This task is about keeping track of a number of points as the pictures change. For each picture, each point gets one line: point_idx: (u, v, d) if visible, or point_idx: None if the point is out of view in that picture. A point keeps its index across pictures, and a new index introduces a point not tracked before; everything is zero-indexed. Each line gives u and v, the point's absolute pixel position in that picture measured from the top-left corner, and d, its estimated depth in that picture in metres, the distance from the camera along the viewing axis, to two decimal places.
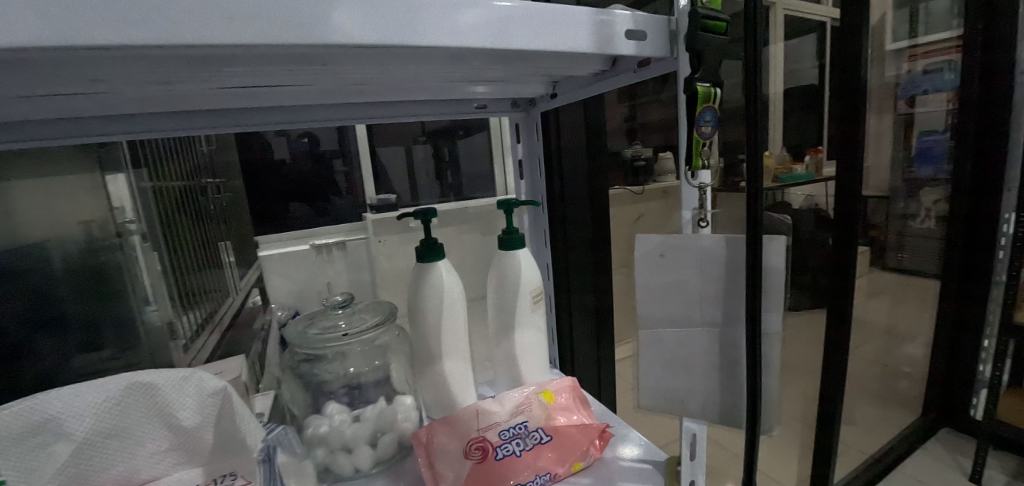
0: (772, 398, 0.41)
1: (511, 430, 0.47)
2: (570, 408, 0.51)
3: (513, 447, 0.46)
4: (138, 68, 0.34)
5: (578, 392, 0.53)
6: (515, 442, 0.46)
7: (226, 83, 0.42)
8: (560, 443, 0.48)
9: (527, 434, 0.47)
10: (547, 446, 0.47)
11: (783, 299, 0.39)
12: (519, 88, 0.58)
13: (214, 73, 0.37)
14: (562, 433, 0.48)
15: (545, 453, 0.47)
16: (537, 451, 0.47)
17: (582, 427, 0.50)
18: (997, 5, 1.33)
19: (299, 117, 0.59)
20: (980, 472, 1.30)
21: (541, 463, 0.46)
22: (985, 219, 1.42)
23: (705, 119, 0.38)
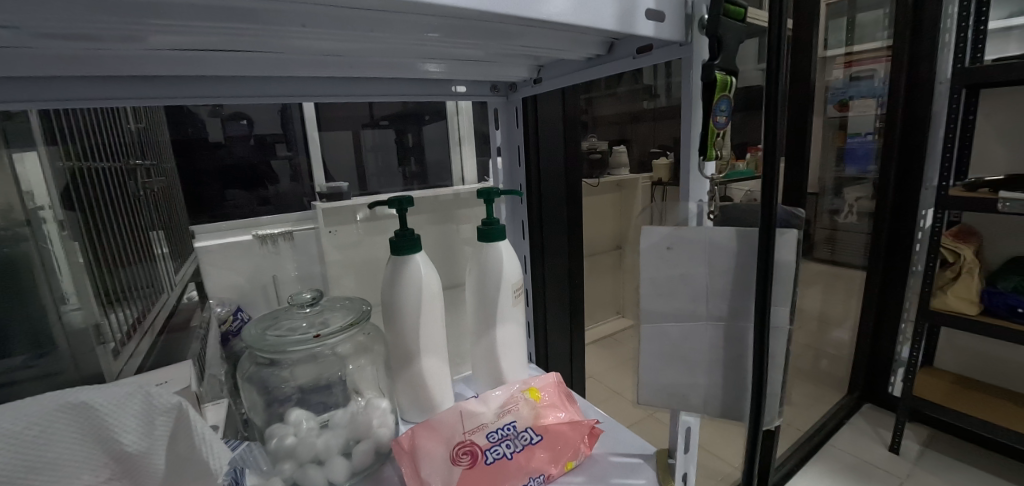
0: (776, 387, 0.46)
1: (499, 432, 0.45)
2: (557, 404, 0.50)
3: (503, 451, 0.44)
4: (72, 13, 0.29)
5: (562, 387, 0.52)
6: (504, 444, 0.45)
7: (170, 42, 0.37)
8: (552, 440, 0.47)
9: (515, 435, 0.46)
10: (538, 446, 0.46)
11: (789, 292, 0.43)
12: (502, 70, 0.56)
13: (156, 27, 0.33)
14: (552, 432, 0.47)
15: (537, 454, 0.46)
16: (528, 451, 0.45)
17: (571, 422, 0.49)
18: (922, 17, 1.45)
19: (253, 92, 0.54)
20: (899, 442, 1.43)
21: (534, 465, 0.45)
22: (905, 214, 1.55)
23: (721, 108, 0.39)
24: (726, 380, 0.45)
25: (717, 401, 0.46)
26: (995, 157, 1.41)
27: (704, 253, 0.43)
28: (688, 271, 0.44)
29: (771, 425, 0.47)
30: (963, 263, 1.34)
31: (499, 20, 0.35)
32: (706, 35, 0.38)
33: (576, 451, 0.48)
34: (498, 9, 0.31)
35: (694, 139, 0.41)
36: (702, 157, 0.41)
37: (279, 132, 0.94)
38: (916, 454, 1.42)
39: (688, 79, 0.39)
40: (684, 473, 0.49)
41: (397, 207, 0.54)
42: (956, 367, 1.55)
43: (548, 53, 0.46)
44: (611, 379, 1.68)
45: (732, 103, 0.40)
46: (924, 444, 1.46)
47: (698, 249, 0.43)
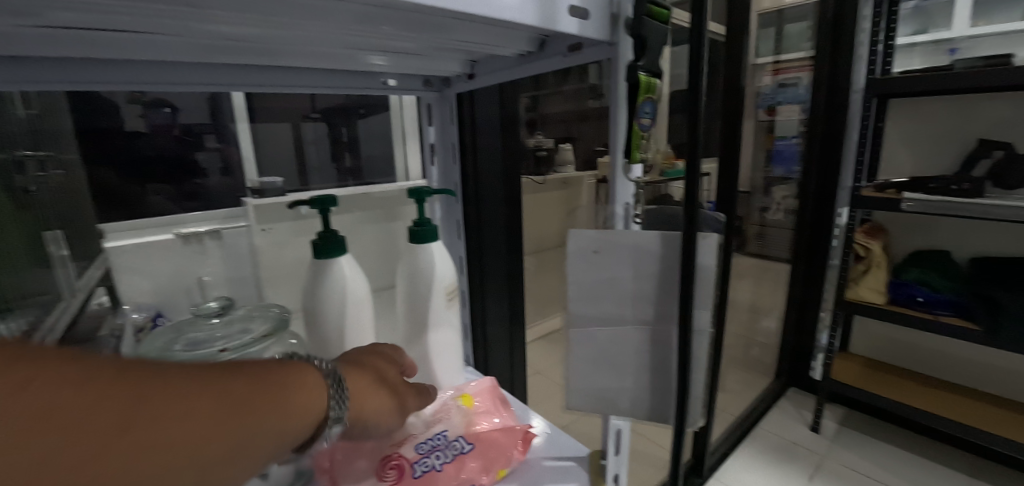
0: (698, 390, 0.47)
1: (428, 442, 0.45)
2: (491, 411, 0.50)
3: (434, 461, 0.44)
4: None
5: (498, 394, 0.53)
6: (434, 454, 0.44)
7: (51, 19, 0.32)
8: (484, 448, 0.46)
9: (447, 443, 0.45)
10: (469, 454, 0.46)
11: (711, 295, 0.44)
12: (434, 64, 0.54)
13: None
14: (485, 439, 0.47)
15: (467, 464, 0.45)
16: (459, 460, 0.45)
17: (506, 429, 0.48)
18: (840, 29, 1.56)
19: (158, 78, 0.49)
20: (820, 422, 1.55)
21: (463, 475, 0.44)
22: (824, 212, 1.68)
23: (645, 110, 0.40)
24: (653, 385, 0.47)
25: (644, 405, 0.48)
26: (899, 161, 1.56)
27: (628, 256, 0.44)
28: (614, 276, 0.45)
29: (696, 425, 0.48)
30: (873, 257, 1.46)
31: (430, 12, 0.33)
32: (630, 33, 0.38)
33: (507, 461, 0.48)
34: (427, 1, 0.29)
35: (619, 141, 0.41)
36: (628, 159, 0.41)
37: (207, 121, 0.86)
38: (834, 431, 1.54)
39: (614, 78, 0.39)
40: (615, 473, 0.50)
41: (320, 207, 0.52)
42: (866, 351, 1.70)
43: (484, 49, 0.44)
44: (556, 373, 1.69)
45: (656, 105, 0.41)
46: (840, 422, 1.59)
47: (623, 252, 0.44)
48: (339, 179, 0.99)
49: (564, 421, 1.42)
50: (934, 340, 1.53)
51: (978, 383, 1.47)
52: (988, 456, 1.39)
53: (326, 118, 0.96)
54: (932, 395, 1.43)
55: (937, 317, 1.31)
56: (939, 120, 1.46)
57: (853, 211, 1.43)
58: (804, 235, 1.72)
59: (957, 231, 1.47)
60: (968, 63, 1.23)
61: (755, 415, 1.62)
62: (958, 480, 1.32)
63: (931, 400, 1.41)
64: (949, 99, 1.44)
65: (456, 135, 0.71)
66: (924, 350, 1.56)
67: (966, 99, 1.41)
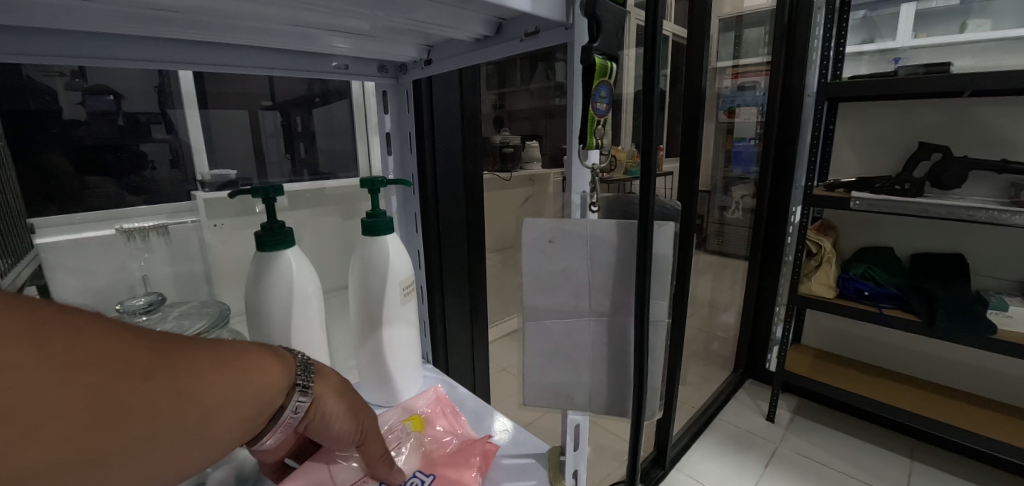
0: (656, 385, 0.47)
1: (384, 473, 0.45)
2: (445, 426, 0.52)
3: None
4: None
5: (448, 405, 0.54)
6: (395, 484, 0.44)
7: None
8: (448, 465, 0.47)
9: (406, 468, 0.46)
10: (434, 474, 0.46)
11: (667, 286, 0.44)
12: (389, 48, 0.52)
13: None
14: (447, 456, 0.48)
15: None
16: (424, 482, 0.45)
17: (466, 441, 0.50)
18: (795, 32, 1.61)
19: (80, 52, 0.45)
20: (774, 411, 1.60)
21: None
22: (778, 209, 1.74)
23: (600, 95, 0.39)
24: (610, 377, 0.47)
25: (602, 398, 0.48)
26: (847, 161, 1.63)
27: (584, 247, 0.44)
28: (569, 266, 0.44)
29: (654, 417, 0.48)
30: (824, 253, 1.52)
31: None
32: (584, 13, 0.37)
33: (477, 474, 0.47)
34: None
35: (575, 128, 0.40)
36: (583, 145, 0.40)
37: (155, 110, 0.78)
38: (788, 420, 1.61)
39: (568, 60, 0.38)
40: (576, 473, 0.48)
41: (263, 197, 0.49)
42: (817, 343, 1.78)
43: (438, 32, 0.43)
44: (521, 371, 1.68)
45: (612, 88, 0.40)
46: (794, 411, 1.65)
47: (578, 241, 0.43)
48: (292, 171, 0.94)
49: (528, 419, 1.41)
50: (878, 331, 1.62)
51: (916, 371, 1.56)
52: (925, 438, 1.48)
53: (280, 107, 0.90)
54: (874, 383, 1.52)
55: (880, 309, 1.38)
56: (883, 123, 1.54)
57: (806, 209, 1.48)
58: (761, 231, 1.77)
59: (898, 228, 1.55)
60: (911, 70, 1.30)
61: (714, 408, 1.66)
62: (900, 462, 1.40)
63: (875, 388, 1.49)
64: (892, 104, 1.52)
65: (412, 124, 0.69)
66: (869, 341, 1.65)
67: (907, 104, 1.49)
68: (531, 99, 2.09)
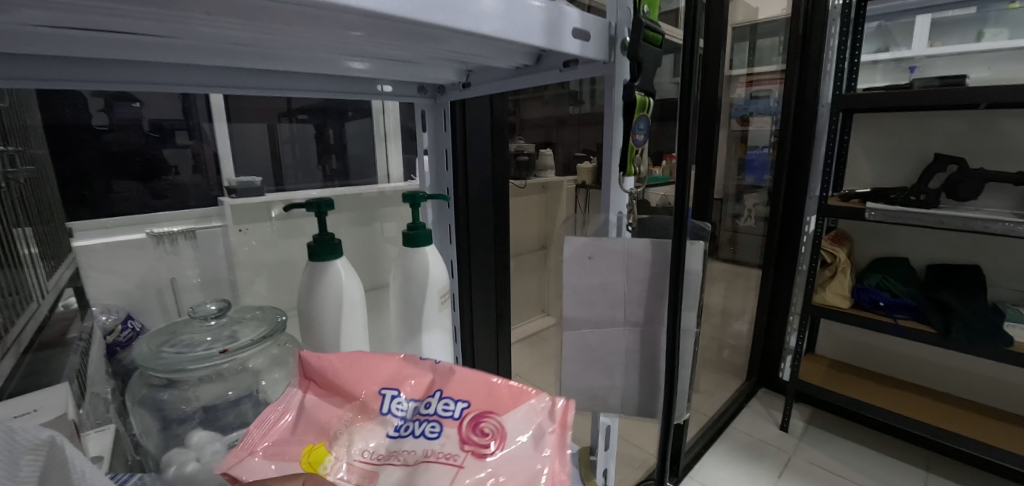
0: (684, 387, 0.51)
1: (439, 426, 0.35)
2: (310, 400, 0.38)
3: (466, 405, 0.36)
4: None
5: (261, 420, 0.36)
6: (463, 410, 0.36)
7: (31, 18, 0.31)
8: (415, 370, 0.39)
9: (427, 410, 0.36)
10: (435, 374, 0.39)
11: (696, 296, 0.47)
12: (428, 72, 0.56)
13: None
14: (395, 374, 0.39)
15: (453, 386, 0.38)
16: (449, 380, 0.38)
17: (340, 356, 0.39)
18: (810, 42, 1.62)
19: (151, 79, 0.50)
20: (789, 421, 1.60)
21: (467, 385, 0.38)
22: (793, 218, 1.74)
23: (639, 127, 0.43)
24: (641, 384, 0.50)
25: (633, 403, 0.51)
26: (862, 172, 1.64)
27: (621, 263, 0.47)
28: (606, 280, 0.47)
29: (683, 417, 0.51)
30: (838, 263, 1.53)
31: (421, 28, 0.34)
32: (627, 55, 0.42)
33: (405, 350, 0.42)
34: (418, 15, 0.30)
35: (615, 155, 0.45)
36: (623, 172, 0.44)
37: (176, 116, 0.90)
38: (801, 430, 1.61)
39: (610, 94, 0.42)
40: (605, 467, 0.54)
41: (316, 210, 0.53)
42: (831, 353, 1.78)
43: (479, 60, 0.46)
44: (535, 376, 1.70)
45: (648, 121, 0.45)
46: (807, 421, 1.65)
47: (616, 258, 0.47)
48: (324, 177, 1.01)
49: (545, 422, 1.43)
50: (893, 342, 1.62)
51: (932, 383, 1.55)
52: (941, 451, 1.47)
53: (313, 119, 1.12)
54: (889, 394, 1.51)
55: (895, 320, 1.38)
56: (899, 134, 1.55)
57: (821, 220, 1.49)
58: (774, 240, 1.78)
59: (915, 239, 1.55)
60: (926, 83, 1.31)
61: (727, 416, 1.67)
62: (916, 474, 1.39)
63: (890, 398, 1.49)
64: (908, 115, 1.52)
65: (449, 140, 0.76)
66: (884, 352, 1.65)
67: (923, 116, 1.49)
68: (545, 108, 2.12)
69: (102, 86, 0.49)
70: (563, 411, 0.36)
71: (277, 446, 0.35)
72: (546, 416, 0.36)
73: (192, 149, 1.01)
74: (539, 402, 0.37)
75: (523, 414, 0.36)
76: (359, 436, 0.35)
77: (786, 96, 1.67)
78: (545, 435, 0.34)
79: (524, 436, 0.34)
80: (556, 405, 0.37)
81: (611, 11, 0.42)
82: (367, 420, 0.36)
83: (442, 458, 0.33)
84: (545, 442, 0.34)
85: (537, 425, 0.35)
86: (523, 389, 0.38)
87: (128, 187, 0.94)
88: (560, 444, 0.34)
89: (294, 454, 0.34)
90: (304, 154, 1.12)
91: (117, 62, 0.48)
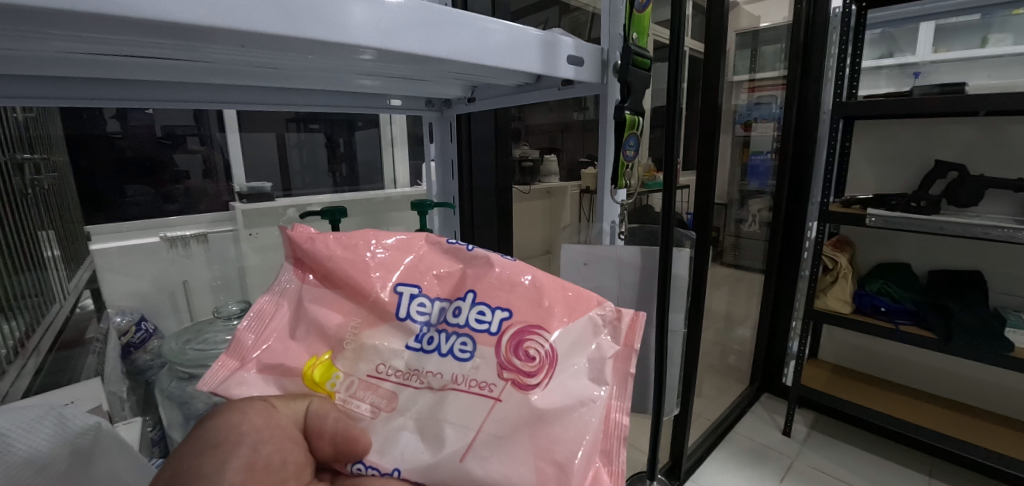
0: (673, 382, 0.57)
1: (474, 342, 0.32)
2: (308, 297, 0.34)
3: (505, 317, 0.33)
4: None
5: (246, 317, 0.34)
6: (502, 325, 0.33)
7: (65, 48, 0.33)
8: (436, 265, 0.36)
9: (456, 319, 0.33)
10: (464, 273, 0.35)
11: (682, 300, 0.54)
12: (437, 88, 0.60)
13: (40, 34, 0.29)
14: (412, 268, 0.35)
15: (496, 291, 0.34)
16: (481, 282, 0.35)
17: (344, 244, 0.35)
18: (812, 50, 1.63)
19: (172, 96, 0.53)
20: (791, 426, 1.61)
21: (511, 294, 0.34)
22: (795, 225, 1.76)
23: (630, 144, 0.48)
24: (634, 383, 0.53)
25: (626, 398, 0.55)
26: (865, 178, 1.65)
27: (614, 269, 0.51)
28: (601, 285, 0.51)
29: (672, 412, 0.58)
30: (840, 269, 1.54)
31: (422, 58, 0.37)
32: (618, 79, 0.47)
33: (426, 232, 0.38)
34: (417, 48, 0.33)
35: (609, 170, 0.50)
36: (614, 185, 0.50)
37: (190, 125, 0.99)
38: (804, 435, 1.61)
39: (603, 113, 0.48)
40: None
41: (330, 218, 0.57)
42: (834, 358, 1.79)
43: (483, 79, 0.49)
44: None
45: (639, 139, 0.49)
46: (810, 426, 1.66)
47: (608, 264, 0.51)
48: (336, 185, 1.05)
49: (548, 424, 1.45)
50: (895, 347, 1.63)
51: (937, 389, 1.55)
52: (944, 456, 1.47)
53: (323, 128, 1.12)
54: (891, 399, 1.52)
55: (896, 325, 1.39)
56: (899, 141, 1.56)
57: (822, 225, 1.50)
58: (776, 246, 1.79)
59: (918, 246, 1.56)
60: (926, 91, 1.32)
61: (729, 420, 1.68)
62: (919, 480, 1.39)
63: (892, 404, 1.50)
64: (910, 122, 1.54)
65: (455, 151, 0.79)
66: (888, 357, 1.65)
67: (928, 122, 1.50)
68: (549, 114, 2.17)
69: (130, 102, 0.52)
70: (633, 326, 0.35)
71: (270, 357, 0.32)
72: (610, 328, 0.35)
73: (202, 155, 1.03)
74: (598, 314, 0.35)
75: (574, 335, 0.33)
76: (372, 346, 0.33)
77: (787, 102, 1.68)
78: (605, 365, 0.33)
79: (576, 361, 0.32)
80: (624, 318, 0.35)
81: (604, 38, 0.47)
82: (377, 326, 0.33)
83: (479, 387, 0.31)
84: (605, 378, 0.33)
85: (590, 349, 0.33)
86: (580, 303, 0.35)
87: (141, 191, 0.98)
88: (621, 369, 0.34)
89: (295, 365, 0.32)
90: (311, 160, 1.15)
91: (141, 82, 0.51)
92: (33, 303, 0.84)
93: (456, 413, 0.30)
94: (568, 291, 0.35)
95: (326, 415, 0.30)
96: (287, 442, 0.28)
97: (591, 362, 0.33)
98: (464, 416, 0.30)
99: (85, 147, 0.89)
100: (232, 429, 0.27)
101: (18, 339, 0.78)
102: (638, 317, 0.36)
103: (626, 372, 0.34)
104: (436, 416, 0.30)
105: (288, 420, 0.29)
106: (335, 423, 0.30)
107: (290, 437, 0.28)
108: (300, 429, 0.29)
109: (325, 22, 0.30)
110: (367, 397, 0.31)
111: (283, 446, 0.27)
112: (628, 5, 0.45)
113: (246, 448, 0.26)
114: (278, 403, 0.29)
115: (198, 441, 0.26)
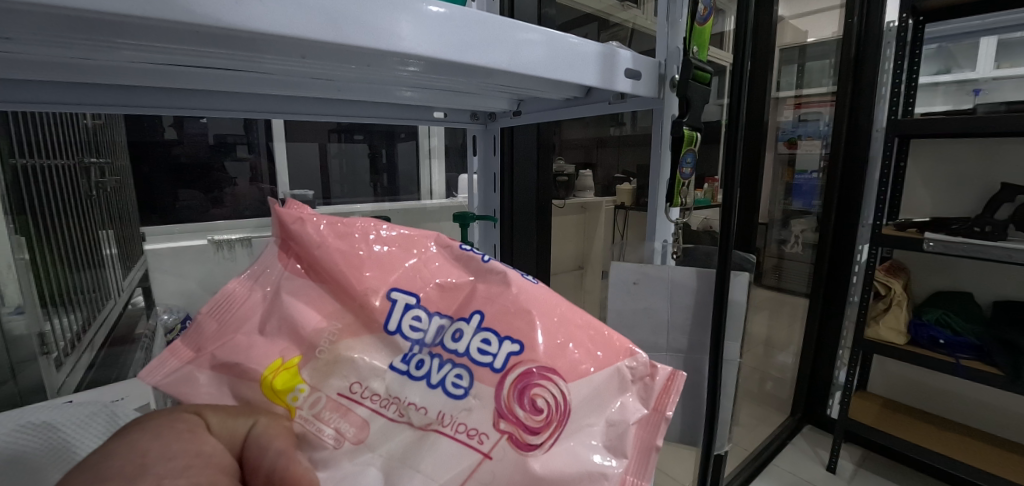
0: (726, 424, 0.55)
1: (470, 377, 0.30)
2: (288, 288, 0.32)
3: (513, 352, 0.30)
4: (36, 37, 0.28)
5: (214, 302, 0.33)
6: (508, 361, 0.30)
7: (135, 57, 0.35)
8: (442, 274, 0.33)
9: (454, 345, 0.30)
10: (473, 288, 0.32)
11: (735, 331, 0.52)
12: (486, 102, 0.62)
13: (110, 44, 0.30)
14: (412, 273, 0.33)
15: (511, 320, 0.31)
16: (490, 304, 0.31)
17: (339, 235, 0.33)
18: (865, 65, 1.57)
19: (231, 104, 0.56)
20: (836, 462, 1.51)
21: (531, 330, 0.30)
22: (843, 247, 1.67)
23: (687, 160, 0.48)
24: (684, 405, 0.55)
25: (676, 429, 0.57)
26: (920, 199, 1.56)
27: (665, 289, 0.52)
28: (650, 305, 0.52)
29: (723, 448, 0.56)
30: (893, 296, 1.45)
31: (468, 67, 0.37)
32: (676, 94, 0.47)
33: (436, 234, 0.35)
34: (465, 58, 0.33)
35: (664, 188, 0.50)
36: (669, 202, 0.50)
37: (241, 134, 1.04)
38: (851, 473, 1.51)
39: (659, 127, 0.47)
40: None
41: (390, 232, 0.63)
42: (883, 390, 1.68)
43: (531, 91, 0.49)
44: None
45: (695, 154, 0.50)
46: (857, 464, 1.55)
47: (661, 286, 0.52)
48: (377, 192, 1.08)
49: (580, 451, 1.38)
50: (951, 382, 1.52)
51: (997, 429, 1.44)
52: None
53: None
54: (946, 438, 1.42)
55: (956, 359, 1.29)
56: (957, 161, 1.48)
57: (874, 248, 1.42)
58: (823, 268, 1.69)
59: (979, 274, 1.46)
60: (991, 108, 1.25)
61: (768, 452, 1.58)
62: None
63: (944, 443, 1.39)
64: (970, 141, 1.45)
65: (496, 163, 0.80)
66: (944, 392, 1.54)
67: (989, 142, 1.42)
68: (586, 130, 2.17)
69: (192, 110, 0.55)
70: (665, 386, 0.32)
71: (228, 353, 0.30)
72: (641, 385, 0.31)
73: (250, 163, 1.09)
74: (628, 368, 0.31)
75: (593, 387, 0.30)
76: (348, 359, 0.30)
77: (837, 120, 1.62)
78: (627, 431, 0.30)
79: (591, 422, 0.29)
80: (658, 374, 0.32)
81: (661, 50, 0.47)
82: (358, 337, 0.31)
83: (468, 434, 0.28)
84: (623, 447, 0.29)
85: (611, 408, 0.30)
86: (607, 351, 0.31)
87: (191, 195, 1.03)
88: (644, 440, 0.31)
89: (257, 366, 0.30)
90: (351, 170, 1.20)
91: (203, 93, 0.54)
92: (89, 298, 0.92)
93: (431, 461, 0.28)
94: (590, 330, 0.32)
95: (268, 444, 0.27)
96: (213, 471, 0.24)
97: (609, 425, 0.29)
98: (439, 467, 0.27)
99: (142, 153, 0.96)
100: (141, 456, 0.23)
101: (74, 332, 0.86)
102: (676, 377, 0.32)
103: (648, 445, 0.31)
104: (407, 460, 0.28)
105: (220, 445, 0.26)
106: (274, 458, 0.26)
107: (217, 465, 0.25)
108: (234, 456, 0.26)
109: (370, 33, 0.30)
110: (332, 421, 0.29)
111: (201, 476, 0.24)
112: (688, 18, 0.45)
113: (151, 477, 0.23)
114: (213, 425, 0.27)
115: (99, 469, 0.23)
